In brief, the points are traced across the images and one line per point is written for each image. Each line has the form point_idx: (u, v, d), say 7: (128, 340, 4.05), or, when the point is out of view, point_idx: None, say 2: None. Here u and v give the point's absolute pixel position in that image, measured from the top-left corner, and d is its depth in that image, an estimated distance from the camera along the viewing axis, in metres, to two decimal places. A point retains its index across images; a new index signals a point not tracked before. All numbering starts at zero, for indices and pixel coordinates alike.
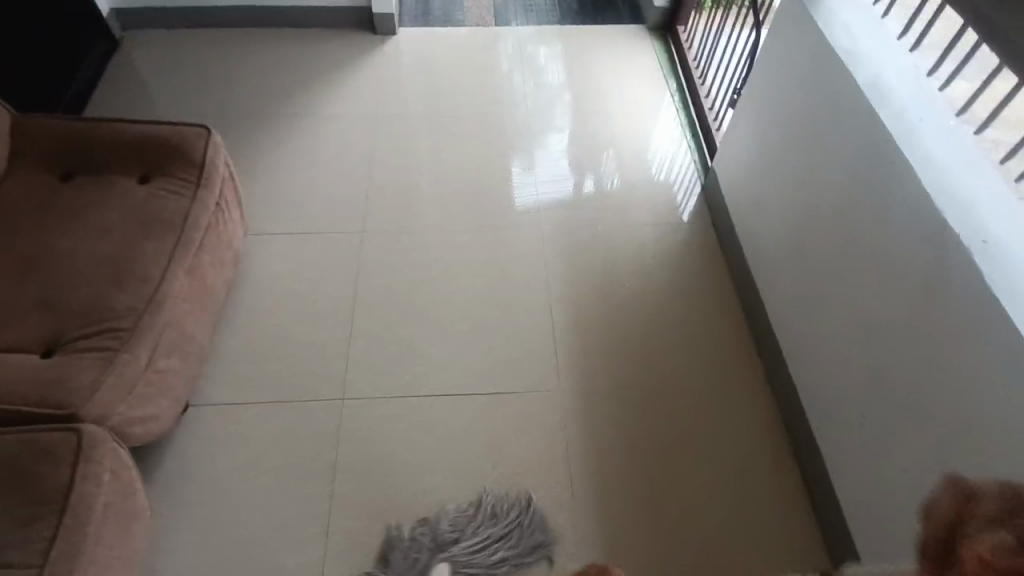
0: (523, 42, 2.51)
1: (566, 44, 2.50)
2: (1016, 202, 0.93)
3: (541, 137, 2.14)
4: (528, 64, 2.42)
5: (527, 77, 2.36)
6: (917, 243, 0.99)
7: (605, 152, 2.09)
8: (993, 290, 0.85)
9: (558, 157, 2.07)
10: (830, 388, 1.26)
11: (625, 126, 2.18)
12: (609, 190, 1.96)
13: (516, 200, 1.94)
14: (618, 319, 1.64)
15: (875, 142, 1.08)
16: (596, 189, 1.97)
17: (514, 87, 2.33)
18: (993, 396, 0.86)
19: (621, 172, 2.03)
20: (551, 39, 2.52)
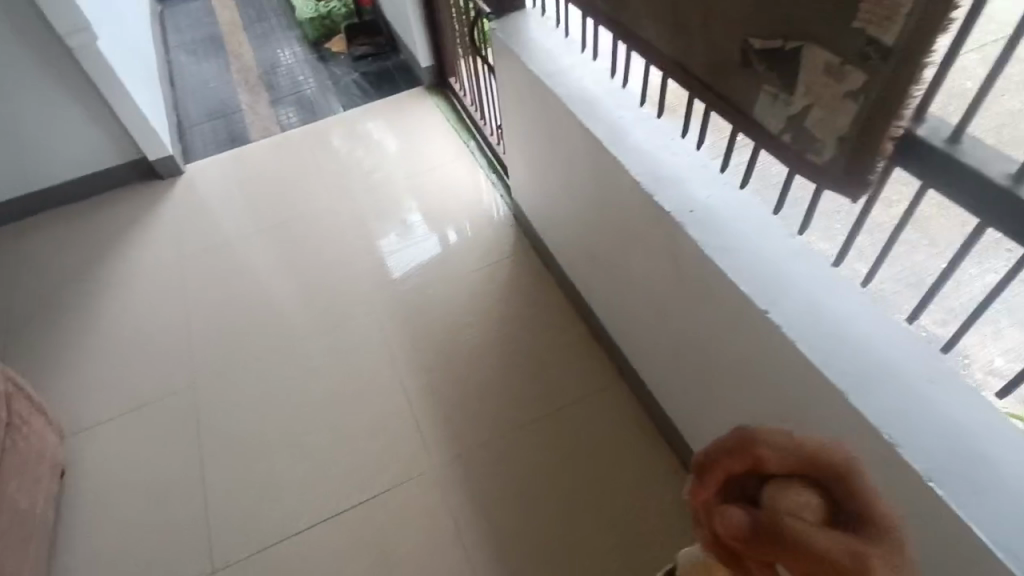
0: (353, 122, 2.56)
1: (396, 111, 2.58)
2: (707, 164, 1.02)
3: (361, 222, 2.13)
4: (364, 140, 2.46)
5: (371, 153, 2.40)
6: (649, 225, 1.06)
7: (443, 207, 2.14)
8: (707, 251, 0.91)
9: (418, 225, 2.09)
10: (658, 369, 1.31)
11: (461, 173, 2.26)
12: (472, 234, 2.01)
13: (395, 270, 1.95)
14: (470, 373, 1.64)
15: (593, 146, 1.17)
16: (461, 237, 2.01)
17: (360, 164, 2.36)
18: (741, 343, 0.92)
19: (470, 217, 2.08)
20: (380, 112, 2.59)
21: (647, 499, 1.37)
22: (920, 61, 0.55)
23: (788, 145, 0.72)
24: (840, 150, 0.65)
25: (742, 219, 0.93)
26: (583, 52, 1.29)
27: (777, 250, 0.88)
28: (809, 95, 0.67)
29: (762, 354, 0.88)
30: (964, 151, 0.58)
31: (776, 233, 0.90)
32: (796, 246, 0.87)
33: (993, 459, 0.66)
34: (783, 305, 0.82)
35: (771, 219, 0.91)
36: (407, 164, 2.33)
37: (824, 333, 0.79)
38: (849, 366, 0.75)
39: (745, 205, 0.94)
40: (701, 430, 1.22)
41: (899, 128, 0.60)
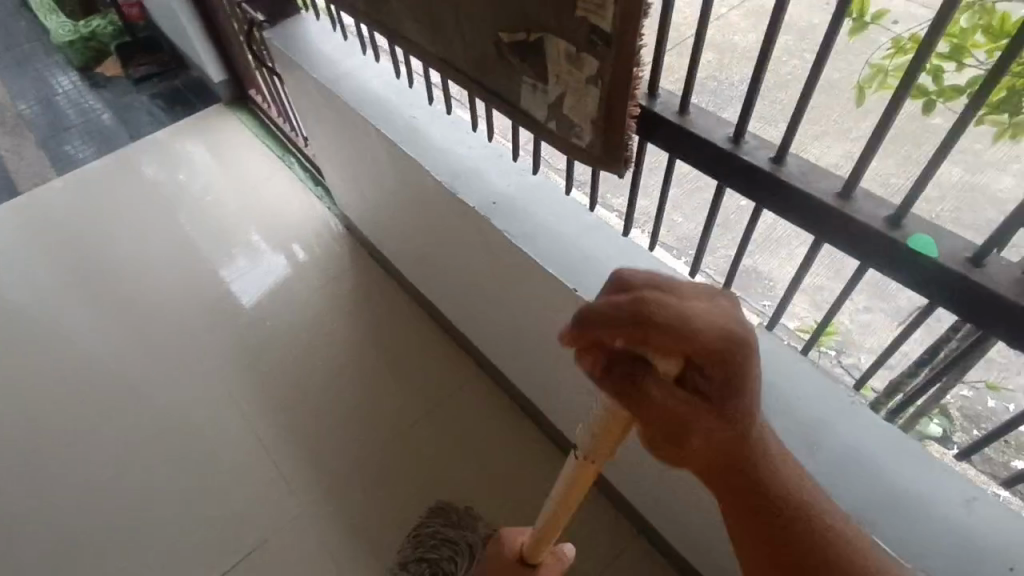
0: (165, 142, 2.31)
1: (209, 128, 2.36)
2: (502, 154, 1.04)
3: (176, 263, 1.92)
4: (181, 161, 2.23)
5: (195, 176, 2.18)
6: (459, 221, 1.06)
7: (272, 227, 2.00)
8: (512, 240, 0.93)
9: (257, 237, 1.97)
10: (505, 357, 1.33)
11: (282, 190, 2.11)
12: (320, 245, 1.92)
13: (244, 299, 1.80)
14: (327, 400, 1.56)
15: (392, 150, 1.13)
16: (307, 252, 1.91)
17: (185, 186, 2.14)
18: (562, 319, 0.96)
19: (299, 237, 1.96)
20: (191, 131, 2.35)
21: (523, 479, 1.40)
22: (634, 44, 0.58)
23: (556, 132, 0.75)
24: (596, 134, 0.68)
25: (540, 202, 0.96)
26: (365, 54, 1.24)
27: (577, 229, 0.92)
28: (560, 84, 0.69)
29: None
30: (692, 121, 0.63)
31: (574, 213, 0.93)
32: (593, 222, 0.92)
33: (775, 384, 0.73)
34: (591, 283, 0.86)
35: (567, 200, 0.95)
36: (225, 181, 2.15)
37: None
38: None
39: (543, 190, 0.97)
40: (553, 404, 1.26)
41: (636, 107, 0.63)
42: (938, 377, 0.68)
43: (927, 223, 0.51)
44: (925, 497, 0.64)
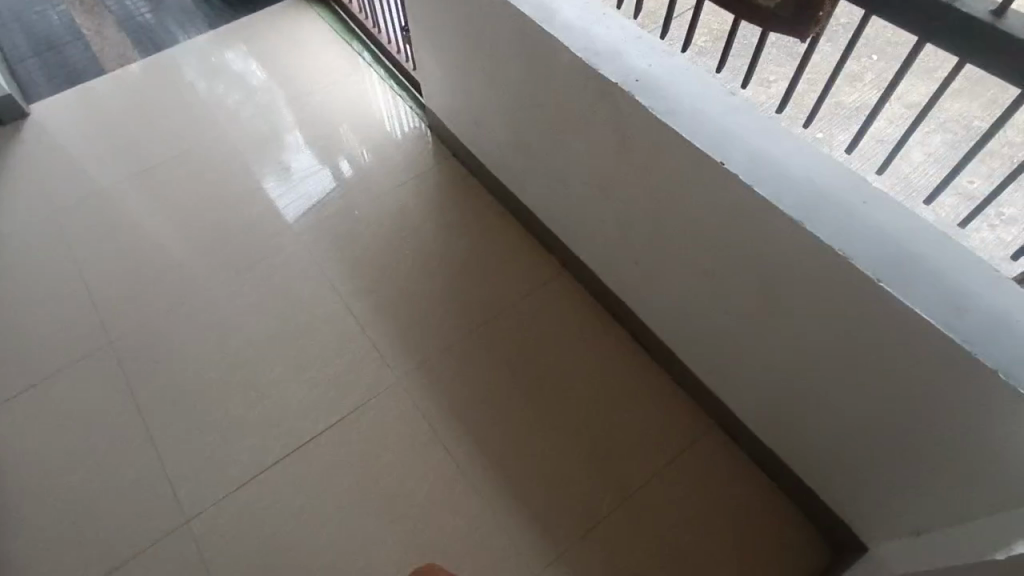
0: (204, 53, 2.27)
1: (248, 41, 2.30)
2: (641, 34, 1.04)
3: (262, 154, 1.96)
4: (221, 75, 2.19)
5: (234, 87, 2.15)
6: (592, 100, 1.08)
7: (339, 129, 2.02)
8: (658, 115, 0.95)
9: (301, 153, 1.96)
10: (604, 249, 1.38)
11: (358, 89, 2.12)
12: (366, 167, 1.91)
13: (285, 216, 1.81)
14: (415, 286, 1.63)
15: (523, 28, 1.14)
16: (355, 169, 1.91)
17: (217, 101, 2.12)
18: (694, 198, 0.99)
19: (367, 142, 1.98)
20: (231, 43, 2.30)
21: (605, 370, 1.47)
22: None
23: None
24: None
25: (682, 82, 0.97)
26: None
27: (721, 110, 0.94)
28: None
29: (714, 204, 0.95)
30: None
31: (719, 93, 0.95)
32: (739, 104, 0.94)
33: (926, 257, 0.76)
34: (738, 158, 0.88)
35: (712, 80, 0.96)
36: (278, 94, 2.13)
37: (774, 177, 0.86)
38: (801, 202, 0.83)
39: (686, 70, 0.98)
40: (650, 295, 1.32)
41: None
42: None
43: None
44: None
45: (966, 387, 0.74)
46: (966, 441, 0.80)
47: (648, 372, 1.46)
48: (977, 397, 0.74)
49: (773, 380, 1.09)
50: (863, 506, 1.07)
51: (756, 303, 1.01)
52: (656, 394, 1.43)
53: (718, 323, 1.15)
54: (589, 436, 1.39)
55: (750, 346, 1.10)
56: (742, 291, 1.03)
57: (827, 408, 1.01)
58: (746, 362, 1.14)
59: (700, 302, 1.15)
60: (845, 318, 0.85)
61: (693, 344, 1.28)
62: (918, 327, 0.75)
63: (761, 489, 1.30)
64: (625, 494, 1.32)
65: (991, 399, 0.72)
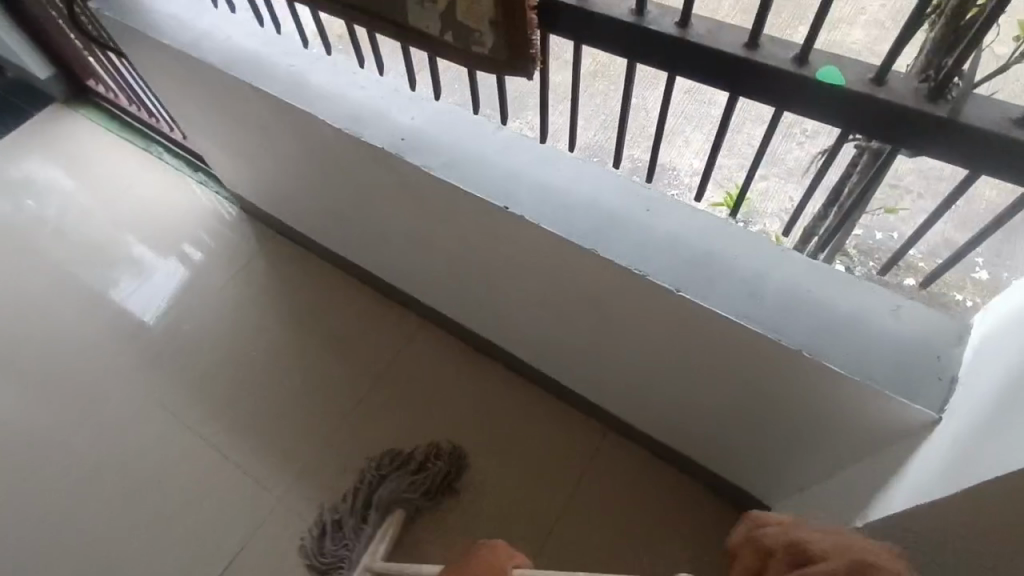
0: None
1: (41, 143, 2.03)
2: (398, 87, 0.99)
3: (117, 253, 1.77)
4: (17, 185, 1.93)
5: (44, 199, 1.89)
6: (371, 167, 1.00)
7: (162, 224, 1.82)
8: (433, 173, 0.89)
9: (142, 249, 1.77)
10: (450, 298, 1.32)
11: (165, 178, 1.91)
12: (215, 244, 1.76)
13: (147, 316, 1.64)
14: (273, 389, 1.50)
15: (279, 108, 1.04)
16: (204, 250, 1.75)
17: (31, 211, 1.87)
18: (498, 243, 0.95)
19: (200, 225, 1.80)
20: (17, 149, 2.02)
21: (491, 410, 1.42)
22: None
23: (455, 45, 0.71)
24: (499, 36, 0.66)
25: (448, 130, 0.92)
26: (216, 10, 1.12)
27: (494, 149, 0.90)
28: None
29: (517, 246, 0.92)
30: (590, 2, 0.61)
31: (486, 132, 0.91)
32: (511, 138, 0.90)
33: (714, 252, 0.77)
34: (520, 197, 0.85)
35: (477, 119, 0.93)
36: (87, 196, 1.89)
37: (559, 206, 0.83)
38: (590, 226, 0.81)
39: (449, 115, 0.94)
40: (506, 331, 1.27)
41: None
42: (846, 214, 0.69)
43: (832, 56, 0.53)
44: (863, 317, 0.70)
45: (783, 368, 0.75)
46: (806, 411, 0.81)
47: (536, 400, 1.43)
48: (793, 375, 0.75)
49: (637, 385, 1.09)
50: (762, 480, 1.09)
51: (593, 326, 1.00)
52: (546, 418, 1.40)
53: (572, 345, 1.12)
54: (494, 487, 1.34)
55: (604, 359, 1.09)
56: (575, 316, 1.00)
57: (688, 401, 1.01)
58: (609, 374, 1.13)
59: (548, 329, 1.12)
60: (665, 327, 0.85)
61: (560, 367, 1.26)
62: (726, 327, 0.75)
63: (667, 479, 1.31)
64: (543, 536, 1.28)
65: (808, 376, 0.73)
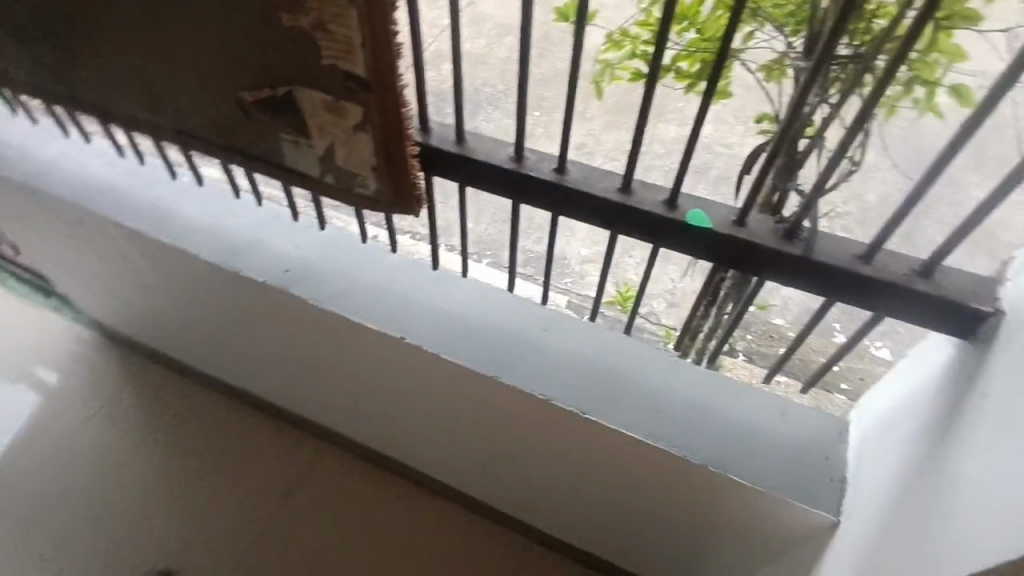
0: None
1: None
2: (281, 215, 0.94)
3: None
4: None
5: None
6: (252, 298, 0.94)
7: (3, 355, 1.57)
8: (320, 305, 0.85)
9: None
10: (348, 420, 1.22)
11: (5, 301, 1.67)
12: (70, 371, 1.54)
13: None
14: (144, 547, 1.30)
15: (146, 242, 0.96)
16: (59, 374, 1.54)
17: None
18: (396, 370, 0.91)
19: (53, 351, 1.58)
20: None
21: (402, 537, 1.31)
22: (397, 90, 0.56)
23: (336, 186, 0.69)
24: (381, 180, 0.65)
25: (338, 258, 0.89)
26: (67, 138, 1.03)
27: (387, 275, 0.87)
28: (325, 135, 0.64)
29: (416, 371, 0.88)
30: (471, 148, 0.64)
31: (379, 258, 0.88)
32: (404, 263, 0.88)
33: (616, 368, 0.78)
34: (416, 326, 0.82)
35: (369, 245, 0.90)
36: None
37: (457, 333, 0.81)
38: (490, 353, 0.79)
39: (336, 242, 0.90)
40: (412, 450, 1.19)
41: (414, 146, 0.62)
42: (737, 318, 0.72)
43: (698, 198, 0.58)
44: (755, 423, 0.73)
45: (690, 480, 0.76)
46: (714, 517, 0.82)
47: (447, 517, 1.33)
48: (700, 486, 0.76)
49: (553, 499, 1.05)
50: None
51: (500, 445, 0.96)
52: (463, 537, 1.31)
53: (482, 463, 1.07)
54: None
55: (516, 476, 1.04)
56: (481, 435, 0.96)
57: (604, 512, 0.99)
58: (523, 491, 1.08)
59: (456, 449, 1.07)
60: (574, 446, 0.84)
61: (474, 484, 1.18)
62: (634, 445, 0.75)
63: None
64: None
65: (713, 487, 0.75)
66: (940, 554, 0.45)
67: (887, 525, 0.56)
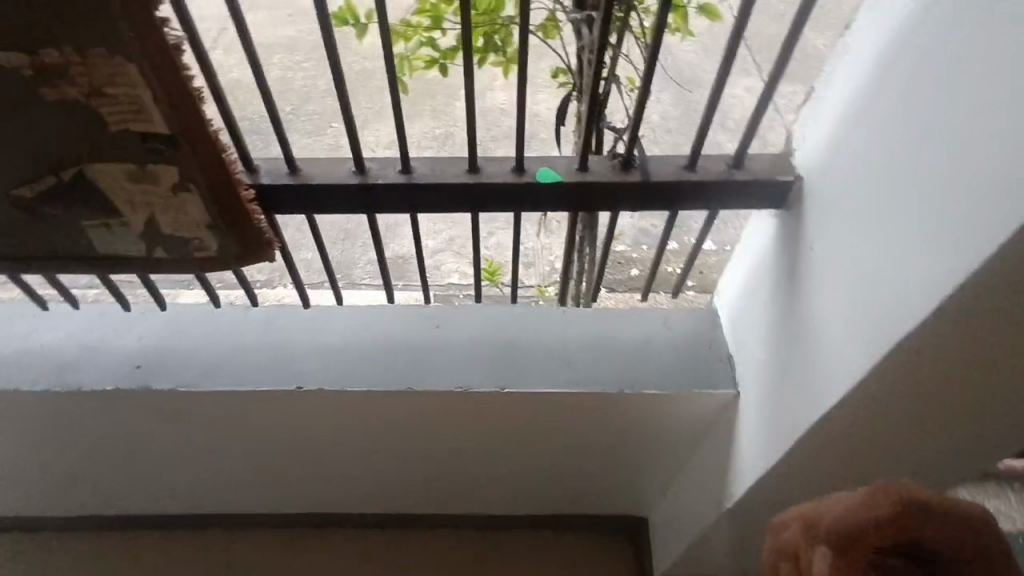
0: None
1: None
2: (107, 309, 0.83)
3: None
4: None
5: None
6: (107, 409, 0.83)
7: None
8: (194, 387, 0.78)
9: None
10: (258, 499, 1.13)
11: None
12: None
13: None
14: None
15: None
16: None
17: None
18: (299, 422, 0.86)
19: None
20: None
21: None
22: (211, 138, 0.52)
23: (171, 258, 0.63)
24: (223, 237, 0.60)
25: (193, 333, 0.81)
26: None
27: (255, 331, 0.81)
28: (141, 207, 0.58)
29: (322, 415, 0.84)
30: (308, 175, 0.61)
31: (239, 316, 0.82)
32: (269, 312, 0.82)
33: (513, 337, 0.81)
34: (306, 369, 0.79)
35: (223, 307, 0.82)
36: None
37: (353, 362, 0.79)
38: (392, 368, 0.79)
39: (186, 316, 0.82)
40: (339, 500, 1.13)
41: (249, 191, 0.58)
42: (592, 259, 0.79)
43: (542, 158, 0.62)
44: (647, 340, 0.81)
45: (609, 410, 0.82)
46: (639, 433, 0.89)
47: None
48: (620, 411, 0.83)
49: (494, 483, 1.06)
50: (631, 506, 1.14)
51: (429, 453, 0.96)
52: None
53: (416, 479, 1.05)
54: None
55: (453, 476, 1.04)
56: (407, 451, 0.95)
57: (544, 473, 1.03)
58: (464, 489, 1.09)
59: (385, 476, 1.04)
60: (499, 422, 0.86)
61: (412, 507, 1.16)
62: (552, 399, 0.80)
63: None
64: None
65: (630, 407, 0.82)
66: (827, 378, 0.55)
67: (778, 377, 0.66)
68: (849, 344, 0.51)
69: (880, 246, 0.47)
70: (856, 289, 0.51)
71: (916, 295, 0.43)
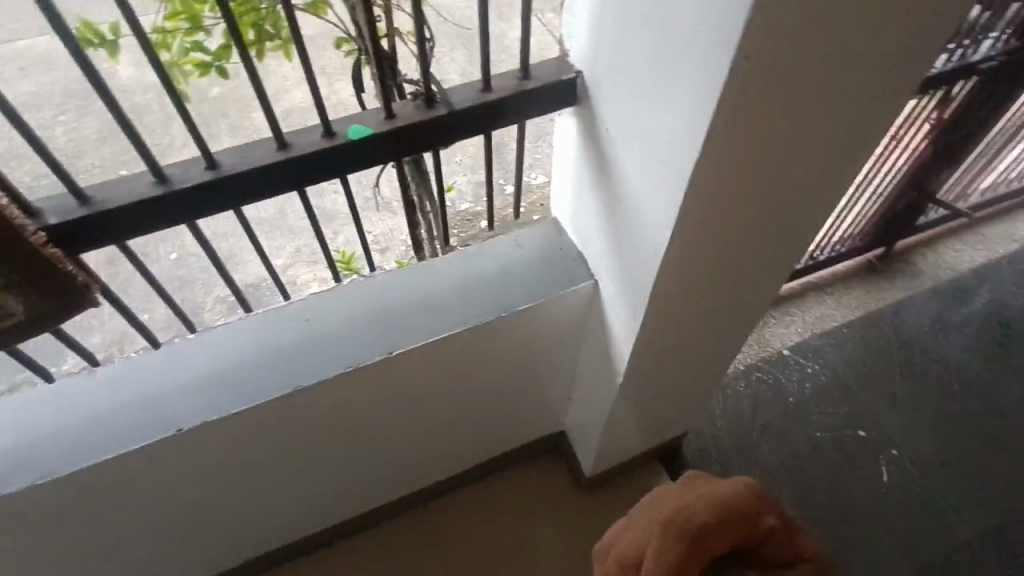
0: None
1: None
2: None
3: None
4: None
5: None
6: None
7: None
8: (56, 475, 0.70)
9: None
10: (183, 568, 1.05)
11: None
12: None
13: None
14: None
15: None
16: None
17: None
18: (196, 463, 0.82)
19: None
20: None
21: None
22: None
23: None
24: (23, 294, 0.54)
25: (34, 418, 0.72)
26: None
27: (107, 393, 0.74)
28: None
29: (216, 445, 0.80)
30: (104, 201, 0.56)
31: (83, 384, 0.74)
32: (116, 368, 0.75)
33: (382, 303, 0.81)
34: (180, 410, 0.74)
35: (60, 381, 0.74)
36: None
37: (231, 382, 0.76)
38: (272, 372, 0.76)
39: (18, 406, 0.72)
40: (272, 534, 1.08)
41: (36, 235, 0.52)
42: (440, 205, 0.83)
43: (346, 118, 0.62)
44: (506, 264, 0.85)
45: (495, 339, 0.86)
46: (531, 352, 0.94)
47: None
48: (505, 337, 0.87)
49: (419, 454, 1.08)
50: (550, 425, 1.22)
51: (344, 446, 0.95)
52: None
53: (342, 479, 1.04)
54: None
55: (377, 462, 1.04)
56: (321, 453, 0.93)
57: (463, 425, 1.06)
58: (392, 471, 1.09)
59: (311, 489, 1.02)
60: (400, 388, 0.87)
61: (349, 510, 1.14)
62: (439, 346, 0.82)
63: None
64: None
65: (513, 330, 0.86)
66: (656, 223, 0.64)
67: (615, 248, 0.75)
68: (661, 187, 0.61)
69: (656, 100, 0.56)
70: (650, 142, 0.60)
71: (694, 124, 0.52)
